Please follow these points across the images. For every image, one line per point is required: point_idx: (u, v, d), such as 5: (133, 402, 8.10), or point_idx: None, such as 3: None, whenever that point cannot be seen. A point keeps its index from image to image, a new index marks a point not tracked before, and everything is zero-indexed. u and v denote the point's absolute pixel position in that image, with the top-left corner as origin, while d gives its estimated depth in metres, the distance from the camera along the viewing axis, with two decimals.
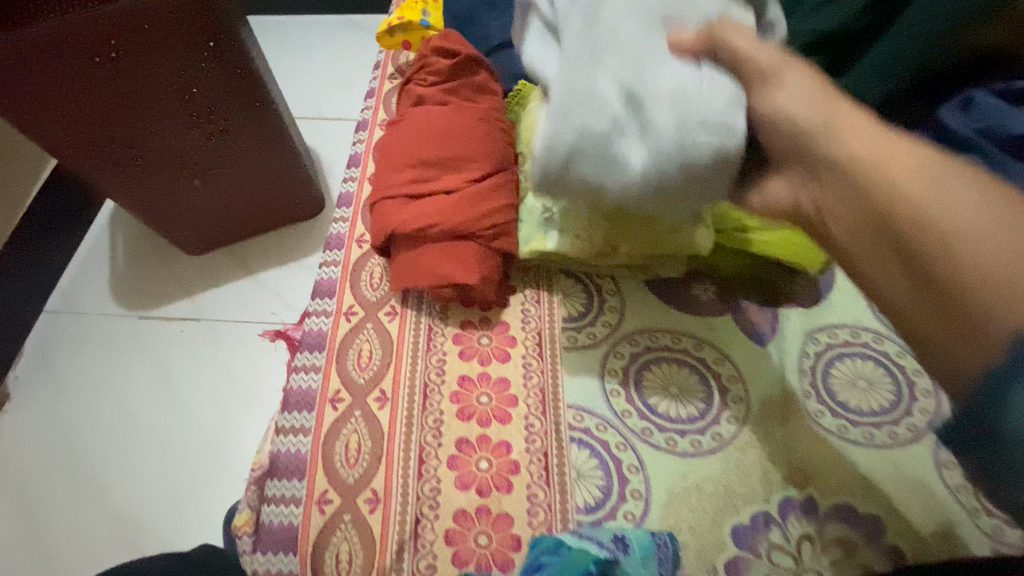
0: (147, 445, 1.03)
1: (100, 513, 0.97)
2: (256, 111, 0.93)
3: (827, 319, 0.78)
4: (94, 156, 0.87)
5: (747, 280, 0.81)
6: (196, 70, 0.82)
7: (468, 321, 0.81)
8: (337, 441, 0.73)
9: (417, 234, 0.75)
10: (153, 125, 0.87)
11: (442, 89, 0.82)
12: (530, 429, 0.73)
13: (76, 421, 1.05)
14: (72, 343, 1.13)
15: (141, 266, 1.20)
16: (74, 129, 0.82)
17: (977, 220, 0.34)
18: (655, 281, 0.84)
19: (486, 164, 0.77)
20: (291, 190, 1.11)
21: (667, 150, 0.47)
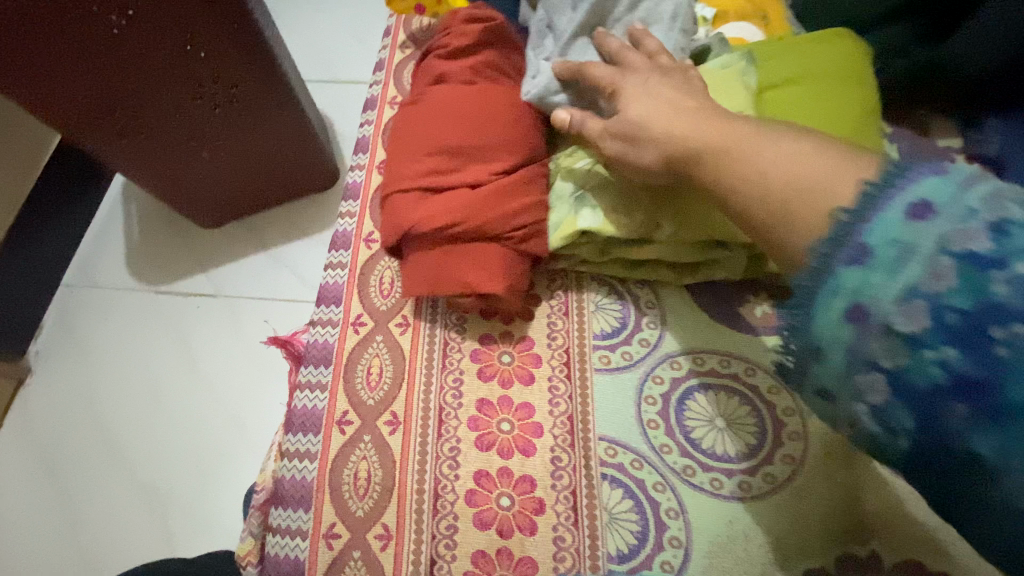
0: (172, 422, 0.99)
1: (130, 489, 0.95)
2: (266, 75, 0.82)
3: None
4: (90, 128, 0.79)
5: None
6: (198, 33, 0.72)
7: (488, 336, 0.73)
8: (345, 469, 0.67)
9: (433, 235, 0.63)
10: (156, 92, 0.78)
11: (466, 64, 0.67)
12: (557, 463, 0.65)
13: (101, 393, 1.02)
14: (93, 313, 1.08)
15: (155, 237, 1.13)
16: (69, 96, 0.73)
17: (774, 164, 0.44)
18: (699, 292, 0.73)
19: (516, 154, 0.65)
20: (304, 164, 1.03)
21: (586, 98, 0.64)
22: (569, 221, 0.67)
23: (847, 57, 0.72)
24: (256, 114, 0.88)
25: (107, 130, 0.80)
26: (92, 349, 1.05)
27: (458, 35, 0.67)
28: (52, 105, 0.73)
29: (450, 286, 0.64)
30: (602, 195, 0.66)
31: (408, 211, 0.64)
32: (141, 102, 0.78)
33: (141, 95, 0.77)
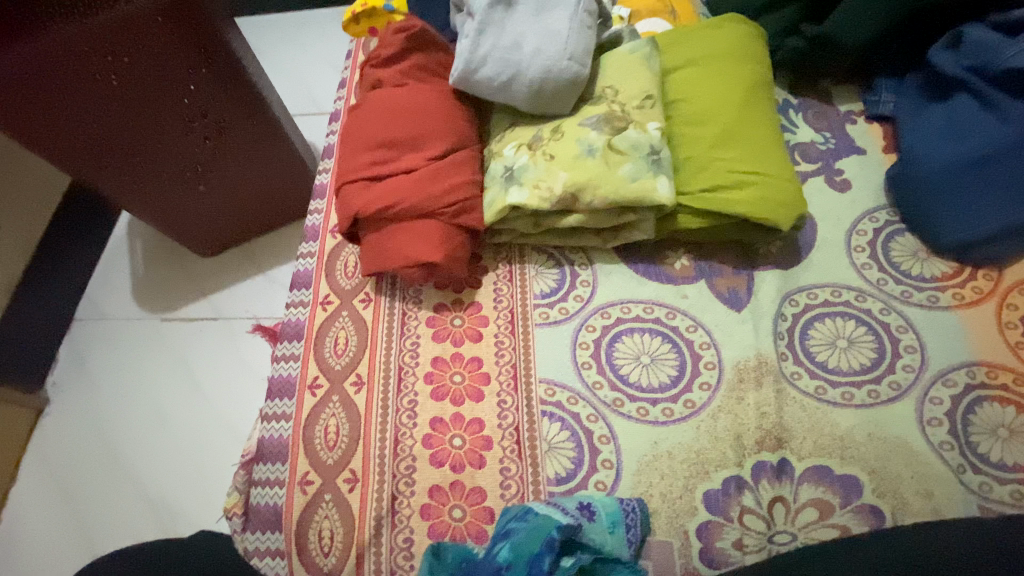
0: (175, 436, 1.08)
1: (137, 501, 1.04)
2: (247, 108, 0.94)
3: (804, 281, 0.76)
4: (91, 166, 0.88)
5: (722, 244, 0.80)
6: (181, 71, 0.83)
7: (441, 304, 0.82)
8: (317, 425, 0.75)
9: (378, 216, 0.75)
10: (152, 130, 0.88)
11: (397, 68, 0.78)
12: (502, 405, 0.73)
13: (112, 416, 1.12)
14: (100, 344, 1.18)
15: (160, 269, 1.25)
16: (75, 138, 0.83)
17: None
18: (628, 252, 0.82)
19: (445, 143, 0.76)
20: (283, 184, 1.13)
21: (514, 83, 0.74)
22: (496, 197, 0.77)
23: (740, 35, 0.81)
24: (238, 140, 0.99)
25: (106, 167, 0.90)
26: (101, 376, 1.15)
27: (385, 47, 0.78)
28: (56, 147, 0.83)
29: (396, 260, 0.74)
30: (525, 170, 0.76)
31: (354, 199, 0.75)
32: (135, 138, 0.88)
33: (136, 132, 0.87)
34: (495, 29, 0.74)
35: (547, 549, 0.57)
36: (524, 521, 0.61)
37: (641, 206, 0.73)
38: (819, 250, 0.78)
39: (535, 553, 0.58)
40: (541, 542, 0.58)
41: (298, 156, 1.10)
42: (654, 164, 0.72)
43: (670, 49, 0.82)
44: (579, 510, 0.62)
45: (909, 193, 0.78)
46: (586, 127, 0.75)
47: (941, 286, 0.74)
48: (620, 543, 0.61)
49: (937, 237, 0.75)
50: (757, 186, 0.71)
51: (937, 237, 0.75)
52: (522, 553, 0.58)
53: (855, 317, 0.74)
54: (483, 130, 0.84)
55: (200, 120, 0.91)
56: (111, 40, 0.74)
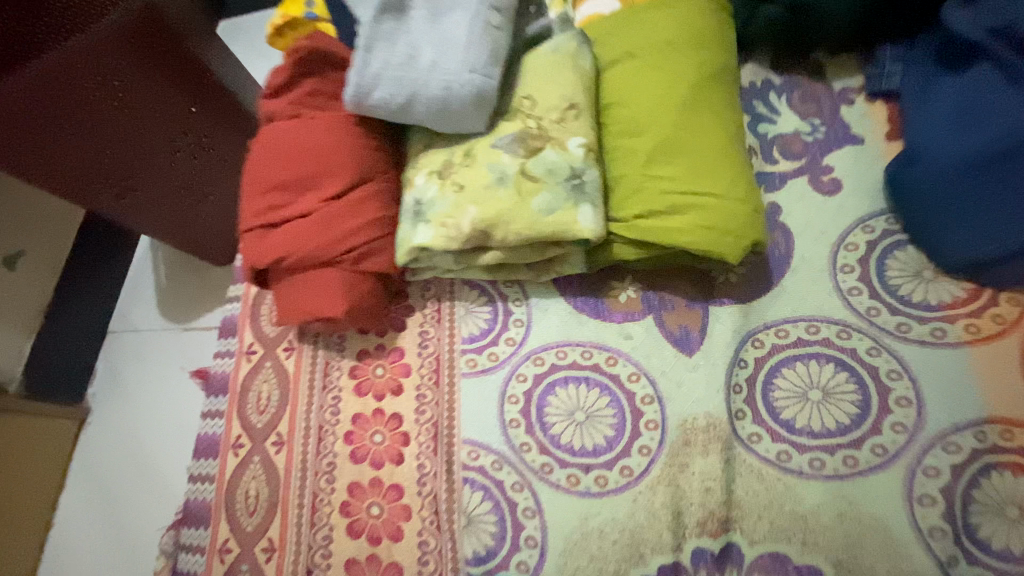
0: (150, 466, 1.02)
1: (112, 535, 0.98)
2: (230, 129, 0.90)
3: (771, 317, 0.63)
4: (89, 192, 0.83)
5: (674, 272, 0.67)
6: (157, 87, 0.78)
7: (365, 351, 0.75)
8: (239, 488, 0.72)
9: (277, 267, 0.68)
10: (138, 158, 0.84)
11: (290, 98, 0.70)
12: (422, 470, 0.67)
13: (90, 443, 1.06)
14: (66, 365, 1.09)
15: (130, 279, 1.18)
16: (83, 163, 0.80)
17: None
18: (567, 284, 0.71)
19: (342, 180, 0.68)
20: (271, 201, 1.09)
21: (413, 101, 0.64)
22: (403, 236, 0.68)
23: (689, 14, 0.66)
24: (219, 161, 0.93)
25: (139, 184, 0.87)
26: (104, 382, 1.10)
27: (274, 74, 0.70)
28: (71, 169, 0.79)
29: (298, 314, 0.68)
30: (432, 204, 0.66)
31: (254, 248, 0.69)
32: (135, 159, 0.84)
33: (138, 152, 0.84)
34: (385, 41, 0.64)
35: None
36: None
37: (563, 240, 0.63)
38: (793, 276, 0.64)
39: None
40: None
41: None
42: (574, 191, 0.61)
43: (605, 41, 0.69)
44: None
45: (910, 197, 0.62)
46: (496, 150, 0.64)
47: (950, 318, 0.59)
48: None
49: (944, 256, 0.59)
50: (698, 211, 0.58)
51: (945, 255, 0.60)
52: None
53: (838, 361, 0.59)
54: (397, 155, 0.74)
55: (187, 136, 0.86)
56: (91, 61, 0.71)
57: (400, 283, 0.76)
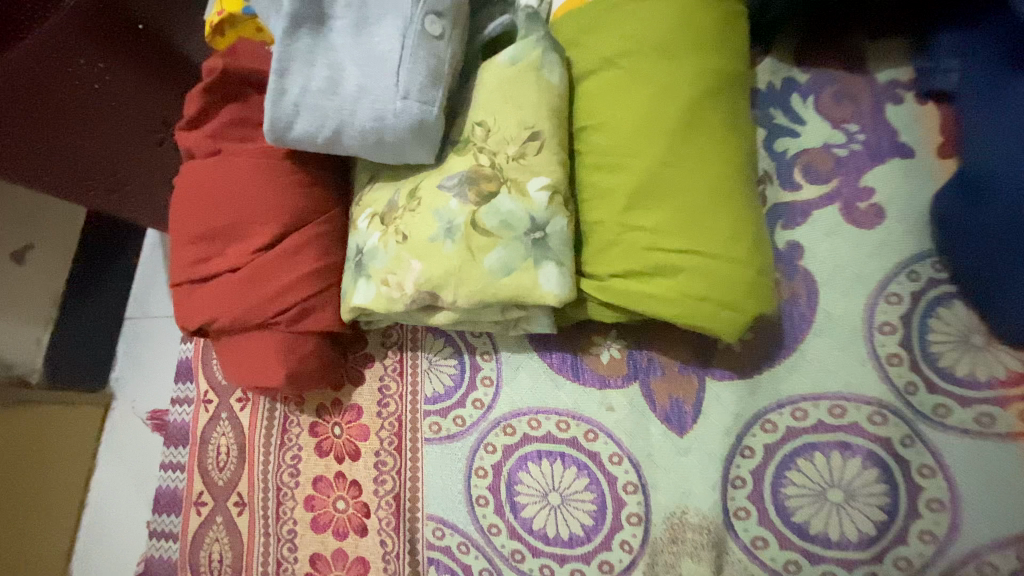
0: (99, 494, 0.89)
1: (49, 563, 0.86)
2: None
3: (783, 391, 0.52)
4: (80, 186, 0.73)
5: (666, 326, 0.56)
6: (134, 74, 0.69)
7: (322, 407, 0.68)
8: (203, 550, 0.69)
9: (209, 328, 0.61)
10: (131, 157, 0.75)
11: (208, 129, 0.60)
12: (384, 547, 0.61)
13: None
14: None
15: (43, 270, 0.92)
16: (66, 159, 0.70)
17: None
18: (542, 337, 0.61)
19: (272, 227, 0.58)
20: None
21: (342, 137, 0.54)
22: (345, 293, 0.58)
23: (685, 4, 0.51)
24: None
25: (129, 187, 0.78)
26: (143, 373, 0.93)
27: (189, 101, 0.60)
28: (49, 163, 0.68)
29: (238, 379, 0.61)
30: (374, 257, 0.56)
31: (183, 307, 0.62)
32: (125, 155, 0.75)
33: (127, 146, 0.74)
34: (298, 66, 0.52)
35: None
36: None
37: (524, 305, 0.52)
38: (810, 339, 0.52)
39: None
40: None
41: None
42: (534, 248, 0.50)
43: (579, 43, 0.55)
44: None
45: (967, 243, 0.47)
46: (443, 194, 0.53)
47: (1007, 401, 0.47)
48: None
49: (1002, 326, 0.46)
50: (688, 275, 0.47)
51: (1008, 322, 0.46)
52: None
53: (864, 453, 0.48)
54: (341, 187, 0.64)
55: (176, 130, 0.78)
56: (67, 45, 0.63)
57: (356, 331, 0.68)
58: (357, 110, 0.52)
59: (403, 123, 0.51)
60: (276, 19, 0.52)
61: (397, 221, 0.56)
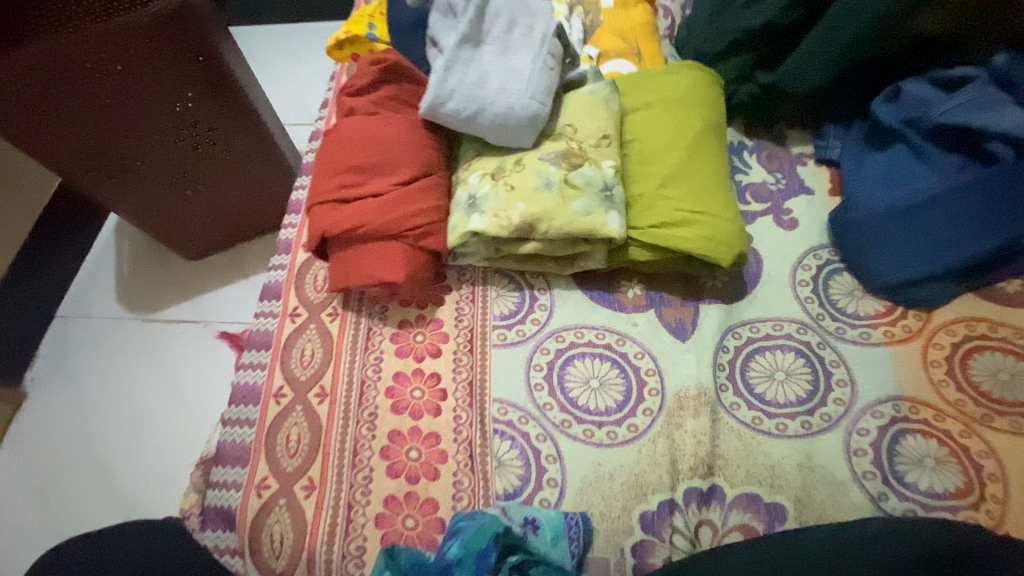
0: (154, 436, 1.20)
1: (111, 493, 1.16)
2: (239, 119, 1.06)
3: (747, 315, 0.81)
4: (85, 167, 1.03)
5: (672, 275, 0.84)
6: (156, 72, 0.93)
7: (405, 321, 0.85)
8: (279, 433, 0.78)
9: (345, 235, 0.79)
10: (147, 138, 1.02)
11: (371, 97, 0.83)
12: (458, 421, 0.77)
13: (97, 411, 1.24)
14: (86, 343, 1.32)
15: (142, 268, 1.40)
16: (65, 139, 0.97)
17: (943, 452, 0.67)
18: (585, 279, 0.86)
19: (411, 169, 0.81)
20: (267, 198, 1.28)
21: (478, 117, 0.79)
22: (460, 221, 0.80)
23: (698, 81, 0.86)
24: (208, 147, 1.09)
25: (127, 164, 1.06)
26: (85, 343, 1.32)
27: (361, 76, 0.83)
28: (51, 152, 0.98)
29: (360, 278, 0.79)
30: (487, 199, 0.80)
31: (325, 217, 0.79)
32: (132, 140, 1.02)
33: (142, 133, 1.01)
34: (461, 67, 0.79)
35: (492, 545, 0.63)
36: (473, 520, 0.67)
37: (591, 239, 0.78)
38: (761, 287, 0.83)
39: (482, 549, 0.64)
40: (487, 538, 0.64)
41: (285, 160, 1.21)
42: (606, 201, 0.77)
43: (630, 91, 0.88)
44: (524, 523, 0.68)
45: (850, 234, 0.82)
46: (545, 162, 0.80)
47: (875, 323, 0.79)
48: (561, 555, 0.66)
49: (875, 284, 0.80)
50: (700, 226, 0.77)
51: (875, 277, 0.79)
52: (472, 549, 0.64)
53: (796, 351, 0.78)
54: (451, 159, 0.88)
55: (194, 128, 1.04)
56: (100, 51, 0.87)
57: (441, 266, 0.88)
58: (495, 101, 0.79)
59: (526, 115, 0.79)
60: (449, 36, 0.80)
61: (506, 177, 0.81)
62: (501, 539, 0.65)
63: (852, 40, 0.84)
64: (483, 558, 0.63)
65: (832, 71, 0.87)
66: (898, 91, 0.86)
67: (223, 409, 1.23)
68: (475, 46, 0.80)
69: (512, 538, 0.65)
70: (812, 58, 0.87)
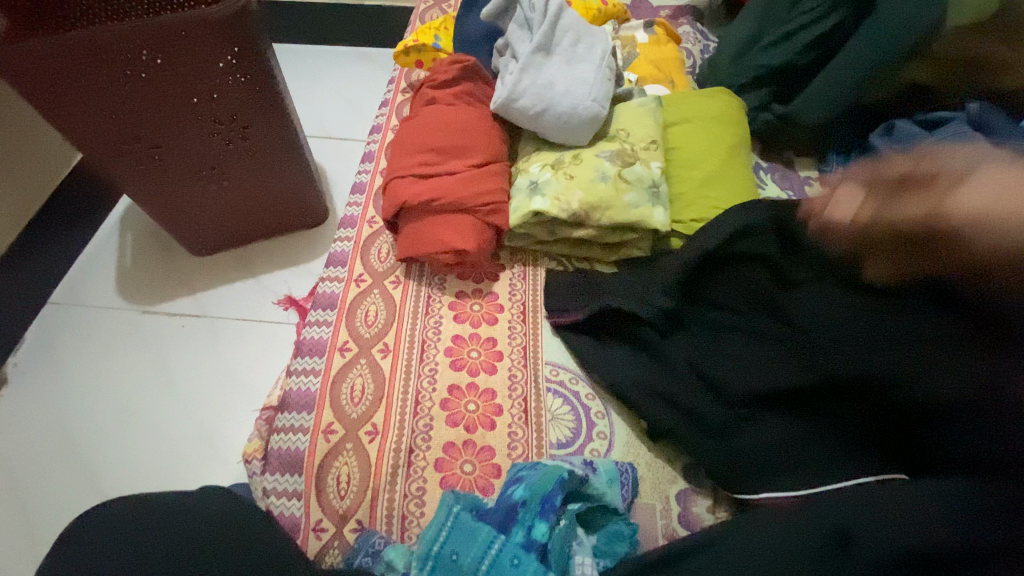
0: (149, 430, 1.10)
1: (89, 488, 1.05)
2: (275, 121, 1.04)
3: None
4: (115, 152, 0.98)
5: None
6: (202, 69, 0.92)
7: (462, 291, 0.92)
8: (344, 383, 0.83)
9: (422, 206, 0.87)
10: (181, 131, 0.99)
11: (451, 92, 0.95)
12: (513, 378, 0.84)
13: (82, 404, 1.14)
14: (73, 334, 1.22)
15: (146, 261, 1.32)
16: (100, 126, 0.93)
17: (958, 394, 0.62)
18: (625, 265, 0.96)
19: (483, 154, 0.90)
20: (284, 199, 1.22)
21: (545, 114, 0.91)
22: (522, 203, 0.89)
23: (729, 103, 1.00)
24: (227, 146, 1.05)
25: (156, 155, 1.01)
26: (88, 334, 1.22)
27: (443, 74, 0.95)
28: (82, 134, 0.93)
29: (433, 245, 0.87)
30: (548, 184, 0.90)
31: (403, 189, 0.88)
32: (165, 132, 0.98)
33: (176, 125, 0.97)
34: (533, 71, 0.91)
35: (559, 487, 0.68)
36: (535, 469, 0.72)
37: (638, 228, 0.89)
38: None
39: (547, 493, 0.68)
40: (554, 480, 0.69)
41: (310, 172, 1.20)
42: (654, 193, 0.89)
43: (669, 108, 1.02)
44: (584, 463, 0.73)
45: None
46: (601, 157, 0.91)
47: None
48: (614, 496, 0.71)
49: None
50: None
51: None
52: (537, 493, 0.68)
53: None
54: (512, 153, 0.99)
55: (227, 125, 1.01)
56: (144, 42, 0.85)
57: (496, 245, 0.96)
58: (561, 101, 0.90)
59: (587, 114, 0.90)
60: (525, 45, 0.94)
61: (565, 168, 0.91)
62: (566, 481, 0.69)
63: (856, 84, 1.00)
64: (549, 501, 0.68)
65: (840, 106, 1.03)
66: (890, 127, 1.03)
67: (225, 406, 1.14)
68: (545, 57, 0.93)
69: (575, 479, 0.70)
70: (822, 95, 1.03)
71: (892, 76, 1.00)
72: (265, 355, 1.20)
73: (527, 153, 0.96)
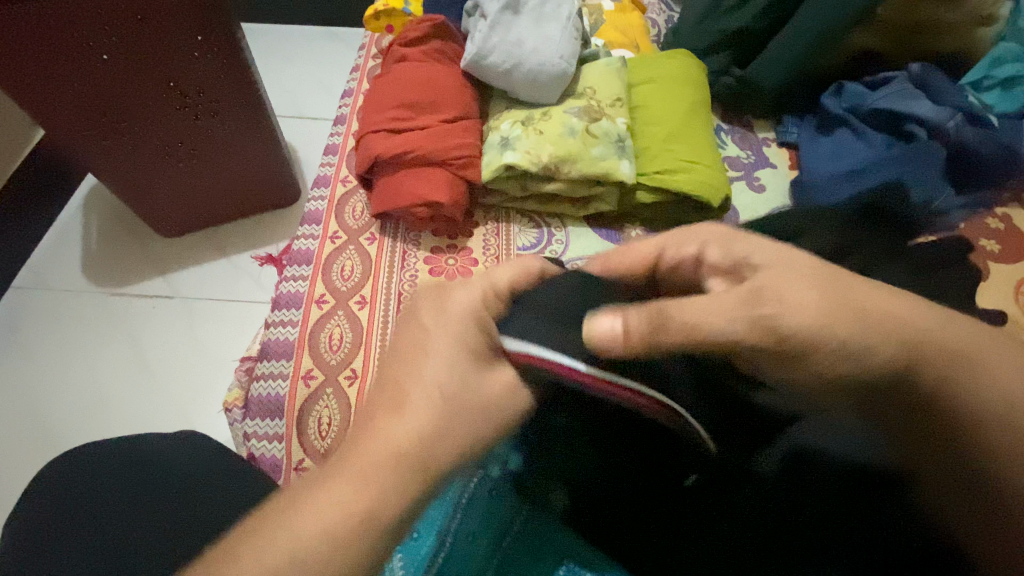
0: (120, 407, 1.10)
1: None
2: (246, 96, 1.04)
3: None
4: (76, 127, 0.94)
5: (670, 220, 0.99)
6: (167, 42, 0.89)
7: (438, 247, 0.95)
8: (322, 332, 0.84)
9: (396, 159, 0.90)
10: (145, 105, 0.97)
11: (423, 51, 0.97)
12: None
13: (50, 385, 1.13)
14: (38, 316, 1.21)
15: (113, 240, 1.30)
16: (62, 101, 0.89)
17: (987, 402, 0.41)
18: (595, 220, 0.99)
19: (455, 110, 0.93)
20: (261, 175, 1.21)
21: (514, 71, 0.93)
22: (495, 159, 0.92)
23: (690, 63, 1.05)
24: (199, 125, 1.04)
25: (120, 130, 0.98)
26: (55, 317, 1.21)
27: (414, 32, 0.97)
28: (41, 107, 0.89)
29: (407, 198, 0.89)
30: (518, 139, 0.92)
31: (378, 144, 0.90)
32: (129, 106, 0.95)
33: (140, 99, 0.95)
34: (501, 30, 0.94)
35: None
36: None
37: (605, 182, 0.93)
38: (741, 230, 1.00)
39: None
40: None
41: (282, 149, 1.19)
42: (620, 147, 0.93)
43: (634, 69, 1.06)
44: None
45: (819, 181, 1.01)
46: (569, 113, 0.94)
47: None
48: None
49: None
50: (697, 172, 0.93)
51: None
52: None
53: None
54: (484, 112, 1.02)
55: (193, 98, 0.99)
56: (108, 15, 0.82)
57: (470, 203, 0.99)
58: (529, 58, 0.93)
59: (554, 70, 0.93)
60: (492, 4, 0.96)
61: (536, 124, 0.94)
62: None
63: (807, 48, 1.05)
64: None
65: (793, 69, 1.08)
66: (839, 88, 1.09)
67: (199, 381, 1.14)
68: (513, 17, 0.96)
69: None
70: (775, 58, 1.07)
71: (840, 40, 1.06)
72: (238, 330, 1.20)
73: (498, 113, 0.98)
